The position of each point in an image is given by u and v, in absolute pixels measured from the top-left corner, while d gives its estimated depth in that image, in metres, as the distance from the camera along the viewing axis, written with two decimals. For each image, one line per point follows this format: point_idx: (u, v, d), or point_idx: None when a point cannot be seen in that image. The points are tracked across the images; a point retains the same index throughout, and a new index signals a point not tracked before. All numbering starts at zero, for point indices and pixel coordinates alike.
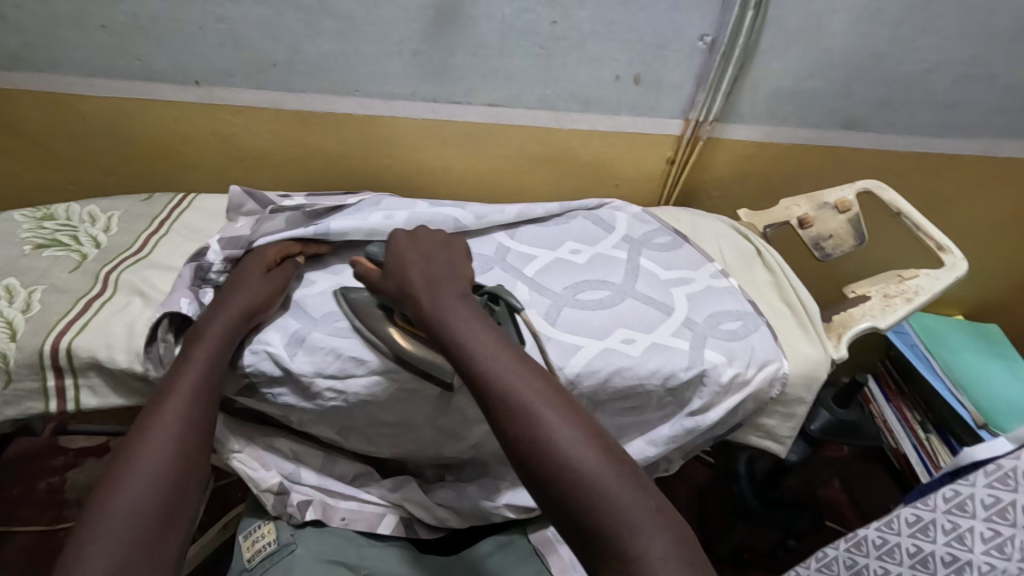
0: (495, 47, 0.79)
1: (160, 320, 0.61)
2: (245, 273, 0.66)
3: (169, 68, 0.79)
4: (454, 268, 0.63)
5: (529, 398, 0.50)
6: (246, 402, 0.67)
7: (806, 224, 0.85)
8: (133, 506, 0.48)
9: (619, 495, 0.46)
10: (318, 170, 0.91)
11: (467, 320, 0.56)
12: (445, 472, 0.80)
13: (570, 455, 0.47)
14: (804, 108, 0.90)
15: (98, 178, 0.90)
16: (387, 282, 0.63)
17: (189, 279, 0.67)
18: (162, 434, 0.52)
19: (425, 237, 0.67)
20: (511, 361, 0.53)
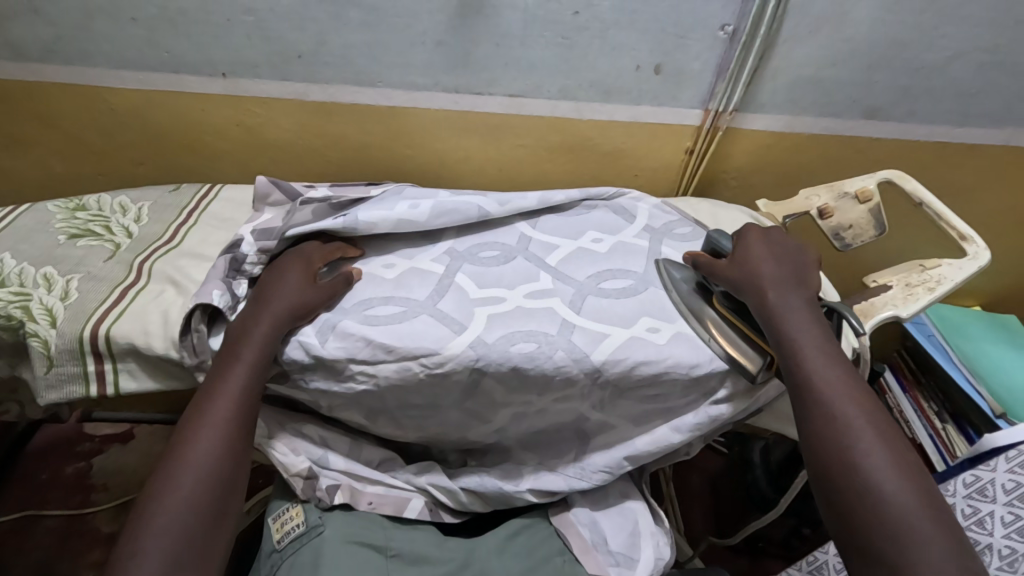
0: (517, 37, 0.79)
1: (193, 310, 0.63)
2: (303, 277, 0.67)
3: (197, 59, 0.80)
4: (796, 271, 0.69)
5: (850, 413, 0.57)
6: (277, 389, 0.69)
7: (827, 214, 0.85)
8: (182, 505, 0.53)
9: (914, 523, 0.50)
10: (342, 161, 0.92)
11: (801, 324, 0.63)
12: (468, 457, 0.82)
13: (877, 476, 0.53)
14: (825, 98, 0.90)
15: (125, 170, 0.92)
16: (731, 269, 0.70)
17: (224, 271, 0.69)
18: (207, 440, 0.56)
19: (776, 237, 0.73)
20: (825, 373, 0.59)
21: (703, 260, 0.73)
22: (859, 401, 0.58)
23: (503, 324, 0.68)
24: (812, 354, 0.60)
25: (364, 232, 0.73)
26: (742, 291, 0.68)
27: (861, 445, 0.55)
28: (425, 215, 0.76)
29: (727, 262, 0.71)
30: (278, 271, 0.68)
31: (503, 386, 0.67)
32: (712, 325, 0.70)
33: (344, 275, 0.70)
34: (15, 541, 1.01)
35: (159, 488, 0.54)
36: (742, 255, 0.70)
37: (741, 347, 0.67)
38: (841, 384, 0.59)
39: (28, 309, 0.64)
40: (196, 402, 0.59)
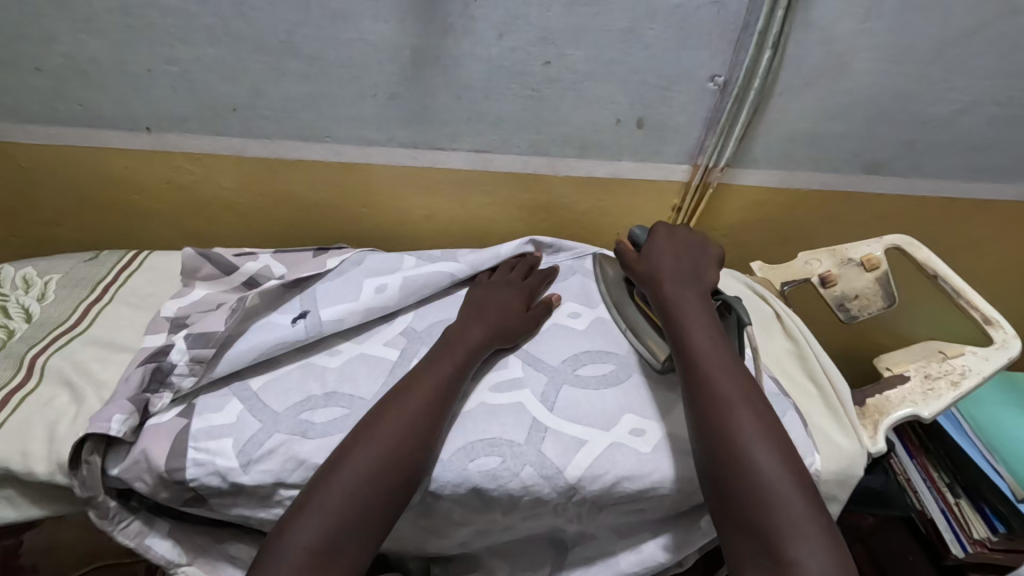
0: (481, 89, 0.70)
1: (83, 437, 0.52)
2: (514, 302, 0.70)
3: (116, 113, 0.70)
4: (703, 266, 0.66)
5: (728, 391, 0.52)
6: (194, 511, 0.57)
7: (830, 282, 0.77)
8: (365, 471, 0.49)
9: (783, 495, 0.45)
10: (290, 220, 0.82)
11: (698, 311, 0.60)
12: (431, 564, 0.71)
13: (754, 450, 0.48)
14: (823, 152, 0.81)
15: (41, 231, 0.81)
16: (638, 264, 0.68)
17: (141, 383, 0.57)
18: (400, 414, 0.54)
19: (681, 234, 0.70)
20: (711, 352, 0.56)
21: (620, 249, 0.71)
22: (742, 381, 0.53)
23: (462, 432, 0.58)
24: (701, 336, 0.57)
25: (330, 331, 0.65)
26: (649, 285, 0.65)
27: (740, 421, 0.50)
28: (395, 296, 0.69)
29: (637, 260, 0.68)
30: (490, 288, 0.73)
31: (461, 505, 0.57)
32: (632, 321, 0.70)
33: (546, 301, 0.73)
34: None
35: (342, 457, 0.51)
36: (648, 250, 0.68)
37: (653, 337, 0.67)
38: (728, 364, 0.55)
39: None
40: (400, 384, 0.58)
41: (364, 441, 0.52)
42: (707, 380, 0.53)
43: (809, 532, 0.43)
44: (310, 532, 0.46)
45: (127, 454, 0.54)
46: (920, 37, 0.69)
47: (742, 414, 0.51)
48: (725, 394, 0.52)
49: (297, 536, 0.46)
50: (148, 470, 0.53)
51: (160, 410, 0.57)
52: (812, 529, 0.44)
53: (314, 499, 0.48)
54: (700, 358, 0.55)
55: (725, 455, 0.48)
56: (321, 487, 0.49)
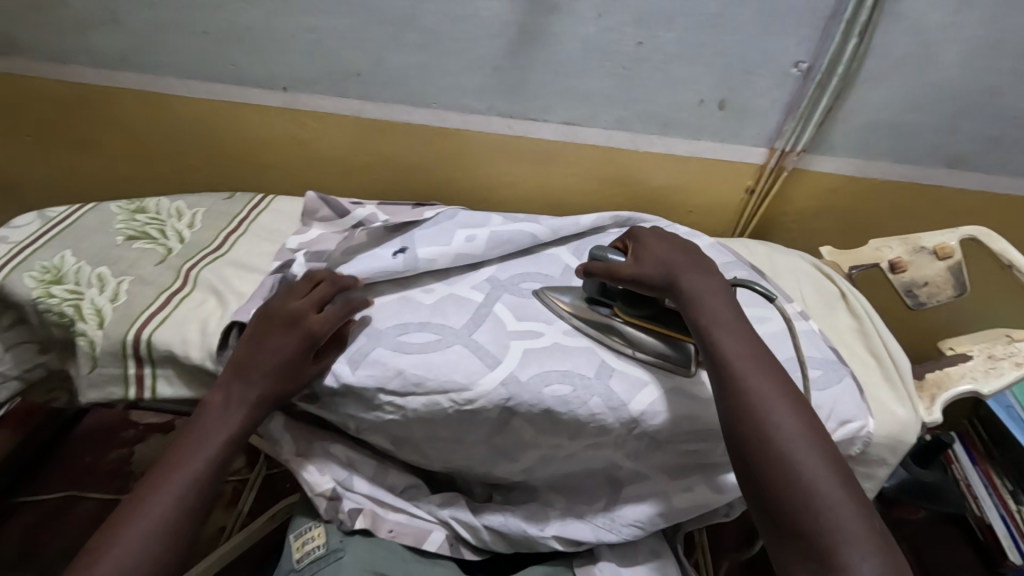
0: (576, 65, 0.77)
1: (229, 329, 0.64)
2: (280, 341, 0.61)
3: (261, 73, 0.81)
4: (706, 262, 0.65)
5: (762, 389, 0.53)
6: (308, 407, 0.68)
7: (899, 268, 0.78)
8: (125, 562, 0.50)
9: (827, 496, 0.47)
10: (391, 178, 0.92)
11: (720, 306, 0.59)
12: (494, 492, 0.78)
13: (792, 452, 0.49)
14: (902, 144, 0.83)
15: (186, 175, 0.95)
16: (635, 265, 0.65)
17: (273, 290, 0.69)
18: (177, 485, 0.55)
19: (657, 236, 0.68)
20: (739, 351, 0.55)
21: (597, 270, 0.67)
22: (778, 379, 0.54)
23: (538, 361, 0.65)
24: (727, 333, 0.57)
25: (424, 269, 0.74)
26: (657, 282, 0.63)
27: (779, 421, 0.51)
28: (481, 248, 0.77)
29: (631, 263, 0.65)
30: (271, 317, 0.63)
31: (532, 425, 0.65)
32: (627, 340, 0.67)
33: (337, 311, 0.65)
34: (57, 518, 1.18)
35: (138, 506, 0.53)
36: (644, 253, 0.66)
37: (665, 351, 0.65)
38: (759, 361, 0.55)
39: (79, 308, 0.66)
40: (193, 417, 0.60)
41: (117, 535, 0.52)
42: (741, 381, 0.53)
43: (852, 531, 0.46)
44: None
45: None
46: (1011, 31, 0.70)
47: (782, 413, 0.51)
48: (762, 394, 0.52)
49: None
50: None
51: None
52: (857, 529, 0.46)
53: None
54: (729, 356, 0.55)
55: (767, 456, 0.50)
56: None
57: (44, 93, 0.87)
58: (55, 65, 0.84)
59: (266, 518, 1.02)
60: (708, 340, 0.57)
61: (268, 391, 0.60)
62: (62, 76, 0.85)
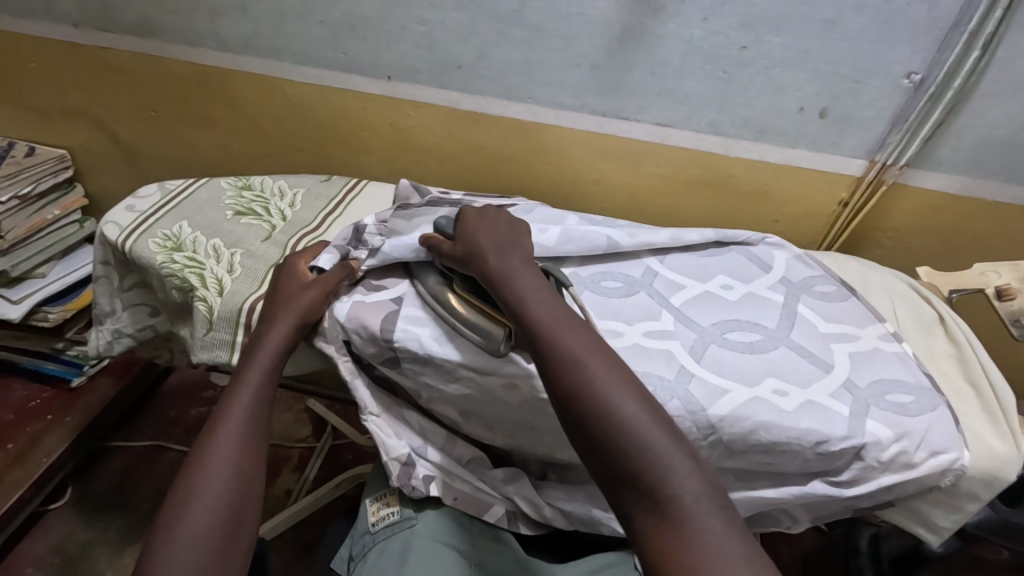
0: (675, 67, 0.77)
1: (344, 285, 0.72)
2: (293, 284, 0.70)
3: (368, 62, 0.86)
4: (518, 240, 0.69)
5: (581, 352, 0.54)
6: (384, 371, 0.71)
7: (1007, 295, 0.74)
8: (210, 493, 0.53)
9: (649, 435, 0.48)
10: (477, 169, 0.94)
11: (525, 278, 0.63)
12: (547, 470, 0.80)
13: (612, 399, 0.50)
14: (1018, 164, 0.78)
15: (286, 156, 1.01)
16: (454, 246, 0.68)
17: (348, 239, 0.76)
18: (236, 426, 0.59)
19: (490, 214, 0.72)
20: (543, 314, 0.58)
21: (432, 244, 0.69)
22: (587, 337, 0.56)
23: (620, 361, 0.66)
24: (534, 304, 0.59)
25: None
26: (469, 263, 0.66)
27: (598, 375, 0.52)
28: (553, 240, 0.76)
29: (454, 240, 0.68)
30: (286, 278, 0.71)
31: None
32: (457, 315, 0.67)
33: (346, 265, 0.72)
34: (147, 463, 1.29)
35: (182, 493, 0.53)
36: (465, 234, 0.68)
37: (487, 325, 0.65)
38: (564, 321, 0.57)
39: (201, 277, 0.72)
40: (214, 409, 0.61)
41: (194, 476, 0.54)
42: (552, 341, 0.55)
43: (680, 463, 0.46)
44: (179, 556, 0.49)
45: (344, 305, 0.69)
46: None
47: (599, 368, 0.52)
48: (577, 354, 0.53)
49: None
50: (364, 330, 0.68)
51: (360, 262, 0.73)
52: (681, 457, 0.47)
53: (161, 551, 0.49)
54: (547, 325, 0.56)
55: (590, 410, 0.50)
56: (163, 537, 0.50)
57: (175, 72, 0.96)
58: (186, 45, 0.93)
59: (332, 485, 1.07)
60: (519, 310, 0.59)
61: (270, 352, 0.64)
62: (193, 57, 0.94)
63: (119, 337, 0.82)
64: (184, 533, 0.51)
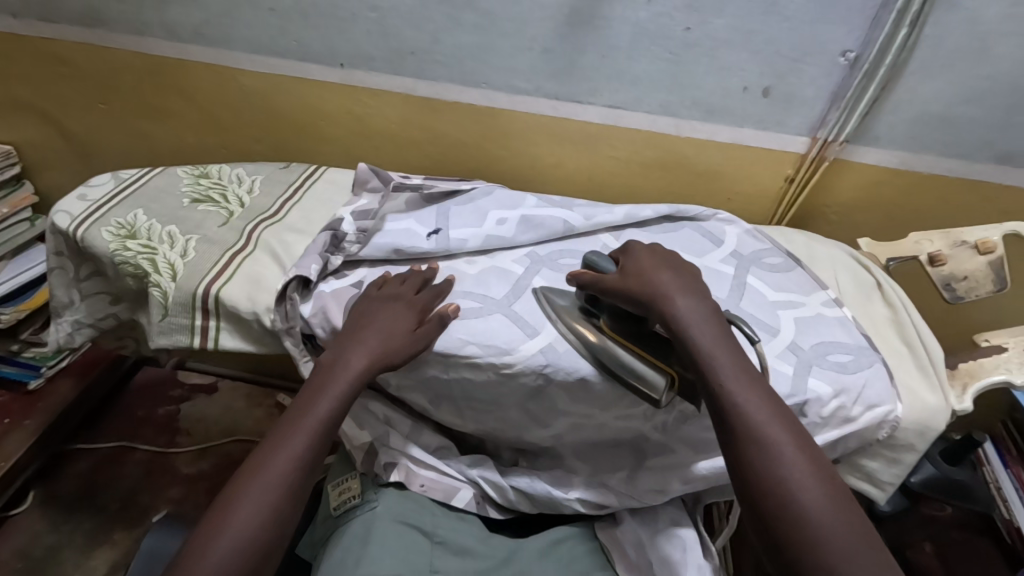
0: (625, 48, 0.79)
1: (291, 280, 0.69)
2: (398, 320, 0.67)
3: (322, 50, 0.87)
4: (700, 284, 0.66)
5: (771, 432, 0.54)
6: None
7: (938, 262, 0.78)
8: (241, 528, 0.55)
9: (832, 538, 0.48)
10: (436, 156, 0.95)
11: (714, 336, 0.60)
12: (519, 458, 0.82)
13: (802, 494, 0.50)
14: (950, 138, 0.83)
15: (243, 147, 1.01)
16: (620, 283, 0.67)
17: (324, 245, 0.75)
18: (280, 462, 0.58)
19: (660, 252, 0.70)
20: (740, 382, 0.57)
21: (587, 280, 0.69)
22: (779, 412, 0.55)
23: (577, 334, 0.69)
24: (731, 368, 0.57)
25: (455, 249, 0.77)
26: (646, 302, 0.64)
27: (788, 463, 0.52)
28: (511, 230, 0.80)
29: (621, 275, 0.67)
30: (369, 304, 0.68)
31: (568, 392, 0.68)
32: (606, 353, 0.66)
33: (441, 314, 0.67)
34: (112, 463, 1.27)
35: (228, 506, 0.56)
36: (632, 268, 0.67)
37: (642, 371, 0.64)
38: (755, 394, 0.56)
39: (154, 262, 0.72)
40: (286, 416, 0.62)
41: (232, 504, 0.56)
42: (739, 416, 0.55)
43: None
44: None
45: (313, 298, 0.71)
46: None
47: (791, 455, 0.52)
48: (768, 434, 0.53)
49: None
50: (326, 321, 0.69)
51: (332, 263, 0.74)
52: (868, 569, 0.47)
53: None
54: (734, 394, 0.56)
55: (772, 499, 0.51)
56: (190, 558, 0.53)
57: (124, 62, 0.95)
58: (136, 35, 0.92)
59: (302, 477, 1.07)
60: (707, 371, 0.58)
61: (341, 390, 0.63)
62: (143, 48, 0.93)
63: (80, 328, 0.81)
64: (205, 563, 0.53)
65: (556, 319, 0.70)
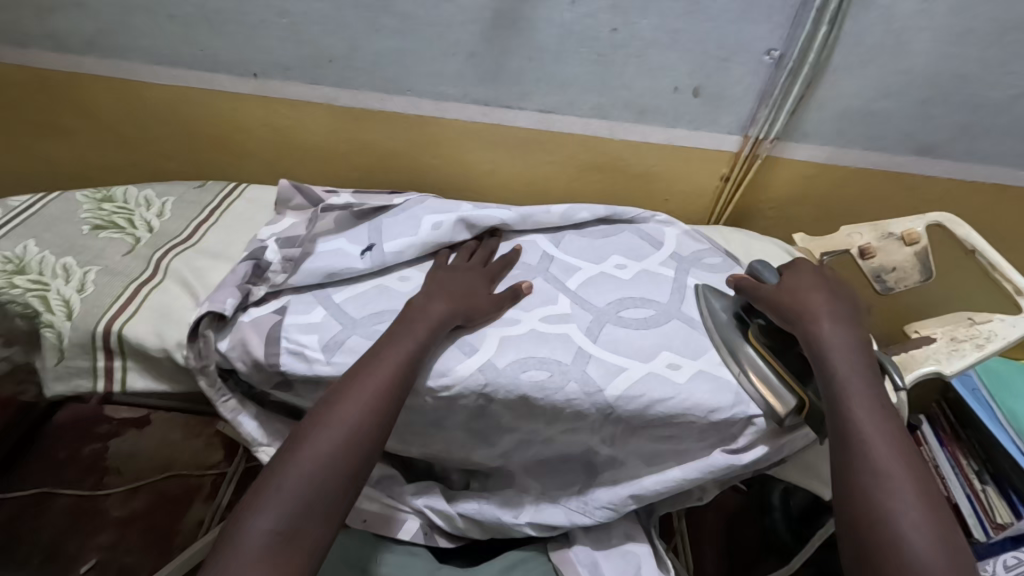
0: (552, 51, 0.77)
1: (202, 317, 0.63)
2: (476, 285, 0.71)
3: (232, 59, 0.81)
4: (856, 319, 0.66)
5: (874, 429, 0.55)
6: (282, 396, 0.67)
7: (869, 254, 0.80)
8: (315, 455, 0.54)
9: (916, 530, 0.49)
10: (366, 166, 0.92)
11: (848, 350, 0.61)
12: (470, 478, 0.79)
13: (899, 490, 0.51)
14: (874, 131, 0.84)
15: (156, 164, 0.95)
16: (779, 295, 0.68)
17: (244, 276, 0.69)
18: (353, 404, 0.57)
19: (831, 280, 0.70)
20: (869, 410, 0.56)
21: (746, 285, 0.70)
22: (891, 421, 0.56)
23: (516, 348, 0.66)
24: (852, 371, 0.59)
25: (392, 262, 0.73)
26: (798, 313, 0.65)
27: (886, 459, 0.53)
28: (449, 232, 0.76)
29: (777, 291, 0.68)
30: (448, 272, 0.72)
31: (510, 411, 0.65)
32: (749, 363, 0.65)
33: (514, 288, 0.72)
34: (30, 513, 1.16)
35: (306, 433, 0.55)
36: (800, 284, 0.68)
37: (776, 388, 0.63)
38: (884, 426, 0.55)
39: (46, 300, 0.65)
40: (369, 351, 0.62)
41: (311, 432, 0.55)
42: (857, 432, 0.55)
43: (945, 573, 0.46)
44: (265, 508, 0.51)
45: (232, 331, 0.65)
46: (978, 20, 0.72)
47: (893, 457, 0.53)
48: (869, 428, 0.55)
49: (265, 517, 0.50)
50: (246, 355, 0.63)
51: (256, 294, 0.68)
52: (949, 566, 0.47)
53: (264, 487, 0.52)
54: (850, 390, 0.58)
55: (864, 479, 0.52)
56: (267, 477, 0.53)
57: (8, 78, 0.86)
58: (19, 47, 0.83)
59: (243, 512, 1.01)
60: (836, 385, 0.59)
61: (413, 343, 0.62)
62: (28, 61, 0.84)
63: None
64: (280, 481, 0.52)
65: (709, 322, 0.71)
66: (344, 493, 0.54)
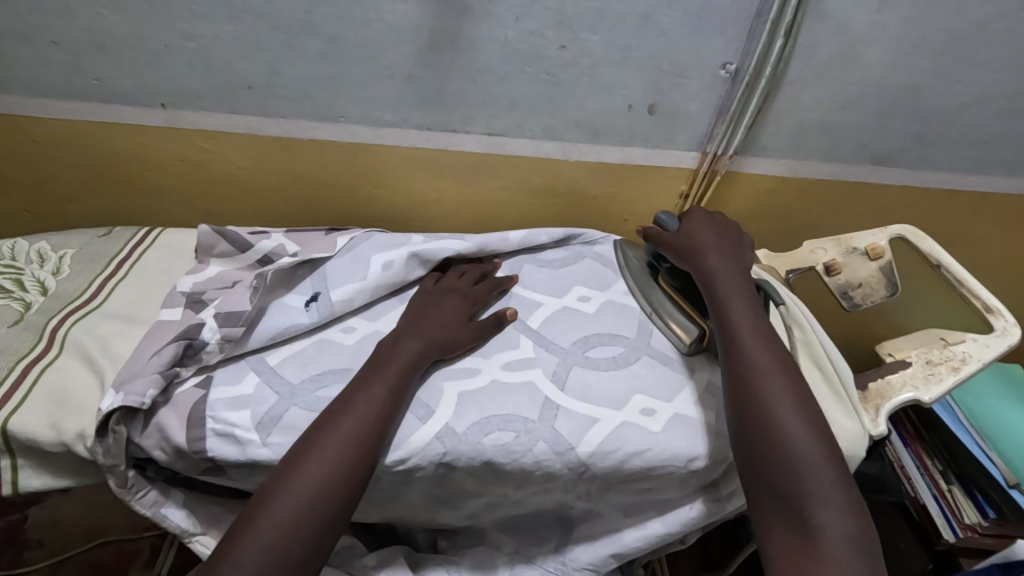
0: (497, 72, 0.71)
1: (111, 412, 0.53)
2: (455, 312, 0.67)
3: (133, 89, 0.71)
4: (742, 255, 0.68)
5: (762, 358, 0.55)
6: (212, 481, 0.58)
7: (835, 270, 0.77)
8: (288, 514, 0.47)
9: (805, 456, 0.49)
10: (302, 200, 0.83)
11: (736, 288, 0.62)
12: (438, 537, 0.73)
13: (784, 415, 0.51)
14: (830, 143, 0.82)
15: (53, 208, 0.83)
16: (674, 240, 0.70)
17: (168, 360, 0.57)
18: (332, 448, 0.51)
19: (719, 219, 0.71)
20: (755, 337, 0.57)
21: (651, 235, 0.73)
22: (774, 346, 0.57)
23: (476, 408, 0.59)
24: (737, 302, 0.61)
25: (342, 311, 0.66)
26: (689, 257, 0.67)
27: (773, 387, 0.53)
28: (400, 271, 0.70)
29: (677, 234, 0.70)
30: (429, 295, 0.69)
31: (474, 477, 0.59)
32: (658, 305, 0.71)
33: (500, 316, 0.68)
34: None
35: (274, 489, 0.49)
36: (691, 227, 0.70)
37: (683, 321, 0.68)
38: (771, 355, 0.56)
39: None
40: (344, 392, 0.56)
41: (281, 484, 0.49)
42: (746, 372, 0.55)
43: (831, 499, 0.47)
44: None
45: (149, 425, 0.55)
46: (931, 31, 0.70)
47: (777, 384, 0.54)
48: (754, 355, 0.56)
49: None
50: (166, 441, 0.55)
51: (181, 380, 0.58)
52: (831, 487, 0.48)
53: (230, 554, 0.45)
54: (737, 321, 0.59)
55: (751, 404, 0.53)
56: (235, 539, 0.46)
57: None
58: None
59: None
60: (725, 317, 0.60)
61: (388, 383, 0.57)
62: None
63: None
64: (245, 543, 0.46)
65: (625, 274, 0.77)
66: (318, 551, 0.48)
